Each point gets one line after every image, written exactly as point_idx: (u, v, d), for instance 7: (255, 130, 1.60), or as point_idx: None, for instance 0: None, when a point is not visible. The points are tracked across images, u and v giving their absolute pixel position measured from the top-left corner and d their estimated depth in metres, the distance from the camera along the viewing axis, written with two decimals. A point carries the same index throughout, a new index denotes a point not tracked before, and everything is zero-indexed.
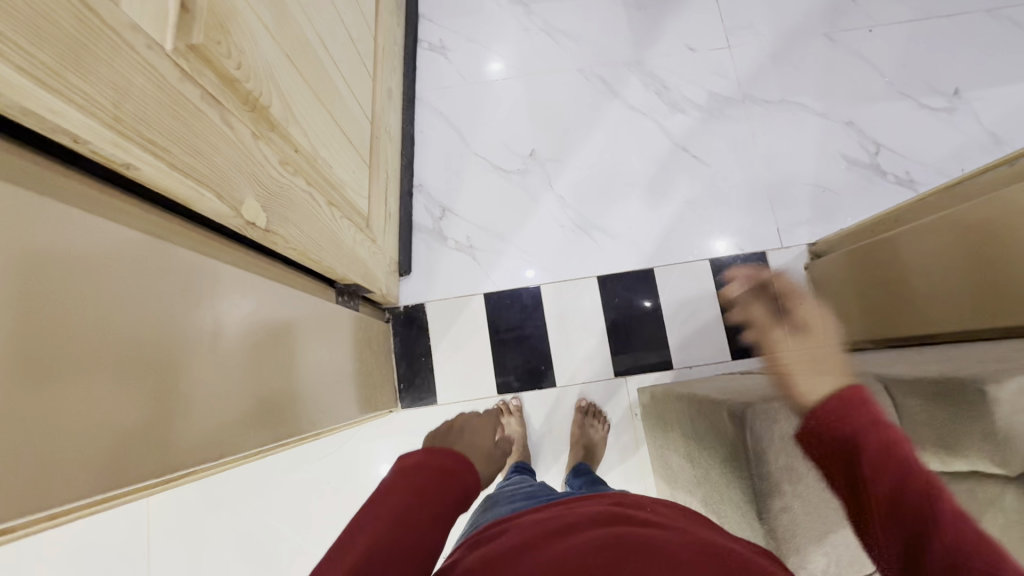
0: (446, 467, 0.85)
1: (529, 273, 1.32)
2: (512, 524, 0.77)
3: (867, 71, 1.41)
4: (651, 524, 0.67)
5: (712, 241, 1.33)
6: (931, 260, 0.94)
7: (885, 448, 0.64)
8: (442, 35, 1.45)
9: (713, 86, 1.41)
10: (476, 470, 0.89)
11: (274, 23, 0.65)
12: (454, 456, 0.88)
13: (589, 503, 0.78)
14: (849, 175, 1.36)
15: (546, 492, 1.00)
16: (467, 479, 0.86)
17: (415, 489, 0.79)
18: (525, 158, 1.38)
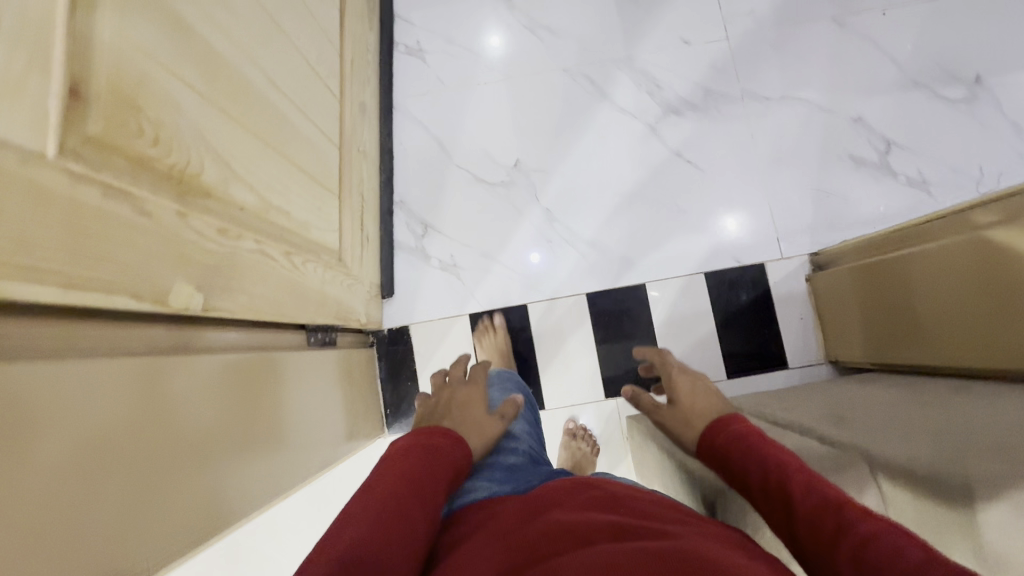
0: (436, 446, 0.83)
1: (534, 257, 1.28)
2: (489, 507, 0.76)
3: (879, 59, 1.30)
4: (617, 513, 0.66)
5: (723, 220, 1.27)
6: (938, 289, 0.88)
7: (744, 450, 0.74)
8: (419, 37, 1.37)
9: (710, 82, 1.32)
10: (466, 449, 0.87)
11: (203, 77, 0.60)
12: (443, 434, 0.87)
13: (571, 494, 0.72)
14: (855, 177, 1.27)
15: (528, 469, 0.91)
16: (458, 456, 0.84)
17: (405, 475, 0.74)
18: (509, 168, 1.31)
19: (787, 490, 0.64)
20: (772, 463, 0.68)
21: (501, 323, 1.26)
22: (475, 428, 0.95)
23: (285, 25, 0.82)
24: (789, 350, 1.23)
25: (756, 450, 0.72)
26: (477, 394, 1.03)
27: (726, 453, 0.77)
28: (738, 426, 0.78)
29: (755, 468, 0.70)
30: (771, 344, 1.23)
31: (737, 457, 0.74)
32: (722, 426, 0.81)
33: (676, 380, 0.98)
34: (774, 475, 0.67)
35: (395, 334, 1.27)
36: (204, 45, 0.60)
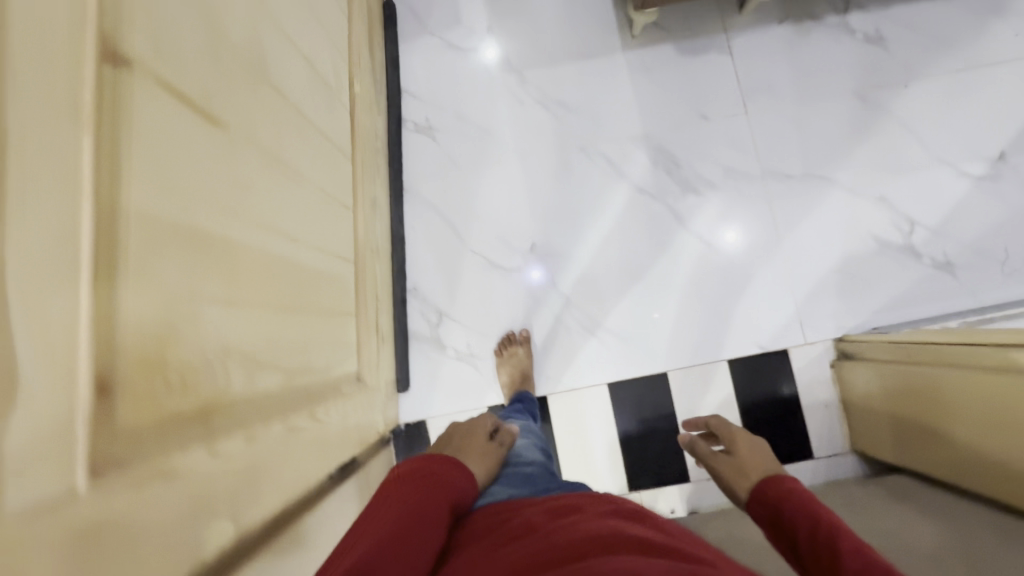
0: (438, 475, 0.80)
1: (535, 274, 1.27)
2: (506, 510, 0.76)
3: (901, 136, 1.28)
4: (639, 524, 0.66)
5: (723, 233, 1.27)
6: (970, 417, 0.86)
7: (793, 505, 0.75)
8: (428, 114, 1.32)
9: (730, 159, 1.28)
10: (469, 476, 0.84)
11: (227, 279, 0.56)
12: (445, 462, 0.83)
13: (590, 506, 0.71)
14: (879, 259, 1.25)
15: (546, 477, 0.91)
16: (462, 486, 0.81)
17: (404, 501, 0.72)
18: (525, 252, 1.28)
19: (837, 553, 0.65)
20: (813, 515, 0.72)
21: (523, 335, 1.24)
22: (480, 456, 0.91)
23: (302, 164, 0.78)
24: (814, 439, 1.22)
25: (809, 507, 0.73)
26: (479, 423, 0.98)
27: (775, 505, 0.78)
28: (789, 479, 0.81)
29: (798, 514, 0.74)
30: (797, 433, 1.21)
31: (786, 510, 0.76)
32: (774, 483, 0.81)
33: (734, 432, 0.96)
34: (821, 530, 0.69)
35: (411, 430, 1.23)
36: (225, 244, 0.56)
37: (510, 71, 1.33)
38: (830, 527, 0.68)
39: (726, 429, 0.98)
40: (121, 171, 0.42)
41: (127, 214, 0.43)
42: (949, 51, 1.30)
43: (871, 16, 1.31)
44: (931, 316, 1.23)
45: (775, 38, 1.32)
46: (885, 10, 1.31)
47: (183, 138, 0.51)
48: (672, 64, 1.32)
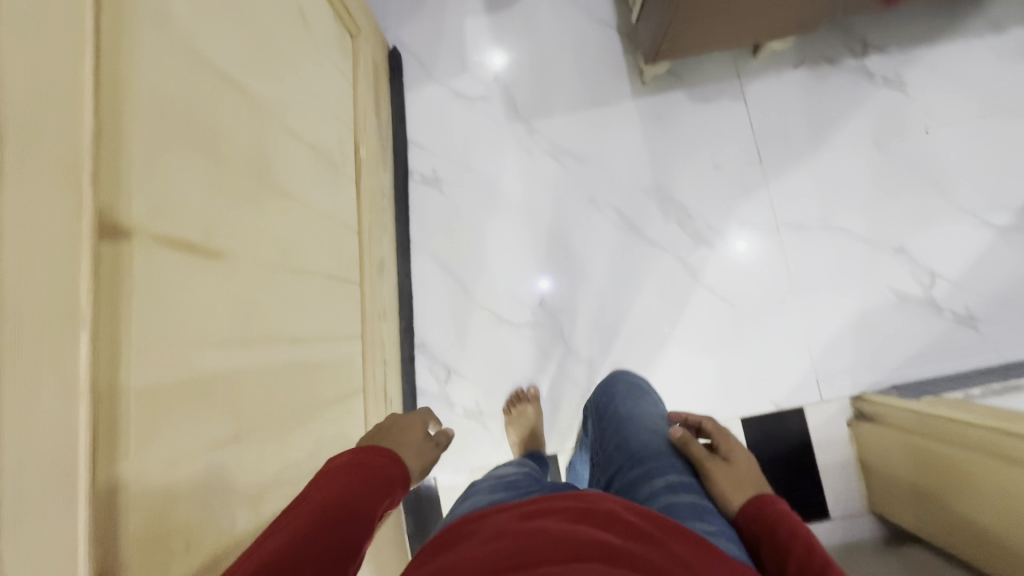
0: (372, 467, 0.66)
1: (543, 284, 1.26)
2: (474, 520, 0.64)
3: (921, 186, 1.24)
4: (610, 531, 0.57)
5: (732, 242, 1.25)
6: (990, 509, 0.84)
7: (787, 531, 0.68)
8: (435, 165, 1.31)
9: (743, 211, 1.26)
10: (403, 468, 0.71)
11: (231, 415, 0.55)
12: (379, 452, 0.70)
13: (556, 513, 0.60)
14: (899, 314, 1.21)
15: (529, 482, 0.81)
16: (394, 478, 0.68)
17: (323, 492, 0.59)
18: (534, 307, 1.26)
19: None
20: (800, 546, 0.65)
21: (532, 393, 1.21)
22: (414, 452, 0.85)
23: (306, 257, 0.77)
24: (830, 499, 1.19)
25: (800, 536, 0.66)
26: (415, 420, 0.91)
27: (765, 529, 0.70)
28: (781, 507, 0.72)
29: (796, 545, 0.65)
30: (812, 494, 1.19)
31: (778, 535, 0.68)
32: (772, 510, 0.72)
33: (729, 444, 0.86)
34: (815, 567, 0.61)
35: (419, 491, 1.22)
36: (229, 377, 0.56)
37: (518, 120, 1.31)
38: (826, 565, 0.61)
39: (720, 434, 0.89)
40: (121, 351, 0.42)
41: (127, 395, 0.42)
42: (974, 97, 1.25)
43: (892, 60, 1.27)
44: (953, 374, 1.19)
45: (791, 83, 1.28)
46: (906, 54, 1.27)
47: (185, 290, 0.50)
48: (684, 113, 1.29)
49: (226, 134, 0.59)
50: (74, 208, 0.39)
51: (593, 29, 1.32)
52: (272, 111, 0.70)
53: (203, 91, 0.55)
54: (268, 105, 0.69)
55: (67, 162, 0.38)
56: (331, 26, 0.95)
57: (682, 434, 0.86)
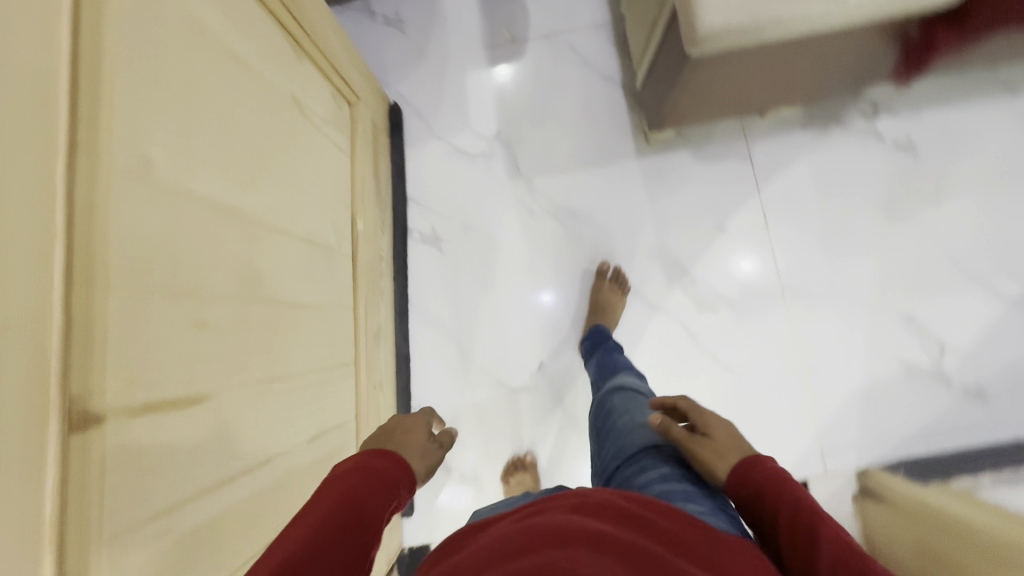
0: (373, 470, 0.63)
1: (545, 298, 1.26)
2: (475, 527, 0.63)
3: (931, 253, 1.21)
4: (609, 520, 0.56)
5: (737, 260, 1.24)
6: None
7: (775, 490, 0.66)
8: (434, 223, 1.29)
9: (747, 275, 1.23)
10: (409, 467, 0.67)
11: (212, 566, 0.53)
12: (380, 456, 0.66)
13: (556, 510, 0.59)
14: (906, 386, 1.18)
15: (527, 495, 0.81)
16: (399, 480, 0.65)
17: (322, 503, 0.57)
18: (533, 371, 1.24)
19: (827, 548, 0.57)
20: (787, 507, 0.63)
21: (529, 461, 1.20)
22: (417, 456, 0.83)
23: (297, 364, 0.75)
24: None
25: (786, 492, 0.65)
26: (418, 420, 0.88)
27: (754, 490, 0.68)
28: (767, 468, 0.70)
29: (785, 510, 0.63)
30: None
31: (766, 496, 0.67)
32: (756, 468, 0.70)
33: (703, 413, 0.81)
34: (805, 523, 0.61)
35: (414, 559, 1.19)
36: (212, 523, 0.54)
37: (518, 178, 1.29)
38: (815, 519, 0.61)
39: (697, 411, 0.82)
40: (91, 552, 0.39)
41: None
42: (986, 162, 1.22)
43: (902, 122, 1.24)
44: (962, 450, 1.16)
45: (797, 144, 1.26)
46: (916, 117, 1.24)
47: (166, 455, 0.48)
48: (687, 173, 1.27)
49: (215, 266, 0.57)
50: (38, 423, 0.37)
51: (596, 85, 1.30)
52: (265, 227, 0.68)
53: (192, 239, 0.53)
54: (262, 223, 0.67)
55: (31, 379, 0.36)
56: (331, 108, 0.93)
57: (663, 420, 0.80)
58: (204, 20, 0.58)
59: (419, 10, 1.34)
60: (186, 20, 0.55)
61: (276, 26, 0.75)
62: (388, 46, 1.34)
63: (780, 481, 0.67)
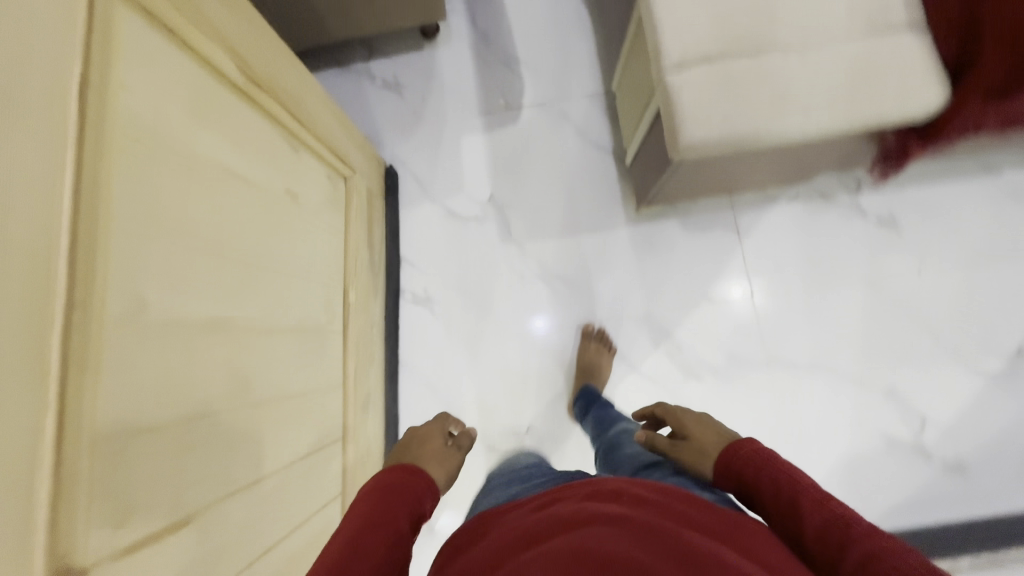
0: (396, 480, 0.79)
1: (539, 323, 1.29)
2: (483, 519, 0.66)
3: (912, 327, 1.24)
4: (624, 501, 0.58)
5: (728, 286, 1.28)
6: None
7: (757, 465, 0.71)
8: (427, 285, 1.31)
9: (733, 345, 1.26)
10: (428, 481, 0.83)
11: None
12: (401, 468, 0.82)
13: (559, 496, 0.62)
14: (888, 459, 1.20)
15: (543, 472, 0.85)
16: (422, 487, 0.80)
17: (362, 508, 0.72)
18: (520, 435, 1.25)
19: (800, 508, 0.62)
20: (768, 480, 0.68)
21: None
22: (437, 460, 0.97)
23: (283, 456, 0.76)
24: None
25: (768, 466, 0.69)
26: (433, 428, 1.04)
27: (739, 469, 0.72)
28: (749, 447, 0.74)
29: (769, 487, 0.68)
30: None
31: (750, 472, 0.71)
32: (738, 448, 0.74)
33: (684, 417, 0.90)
34: (786, 489, 0.65)
35: None
36: None
37: (511, 242, 1.32)
38: (794, 484, 0.65)
39: (673, 415, 0.94)
40: None
41: None
42: (967, 240, 1.25)
43: (885, 198, 1.28)
44: (944, 527, 1.17)
45: (784, 216, 1.29)
46: (898, 194, 1.28)
47: None
48: (677, 242, 1.30)
49: (209, 386, 0.59)
50: None
51: (588, 153, 1.33)
52: (254, 332, 0.69)
53: (184, 367, 0.56)
54: (256, 329, 0.70)
55: (19, 552, 0.37)
56: (325, 190, 0.96)
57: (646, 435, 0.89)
58: (199, 146, 0.60)
59: (418, 75, 1.39)
60: (182, 152, 0.57)
61: (272, 127, 0.77)
62: (387, 110, 1.38)
63: (762, 457, 0.71)
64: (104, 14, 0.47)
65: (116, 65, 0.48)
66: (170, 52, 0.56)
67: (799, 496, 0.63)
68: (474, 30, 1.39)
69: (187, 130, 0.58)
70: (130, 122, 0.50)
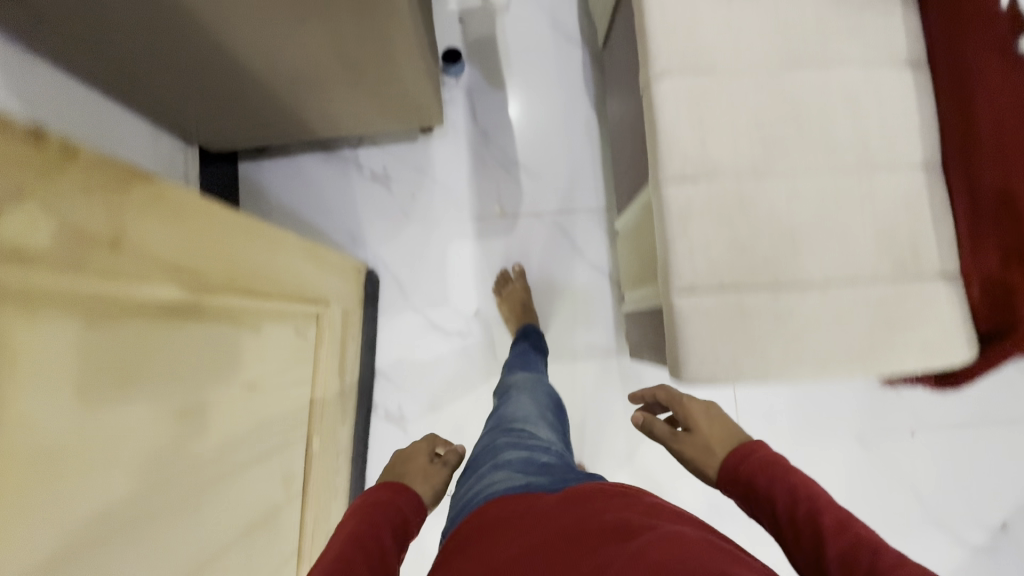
0: (377, 500, 0.72)
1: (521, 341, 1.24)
2: (507, 513, 0.62)
3: (899, 490, 1.20)
4: (686, 525, 0.56)
5: None
6: None
7: (768, 475, 0.71)
8: (401, 401, 1.24)
9: (714, 494, 1.21)
10: (416, 500, 0.76)
11: None
12: (390, 487, 0.75)
13: (592, 517, 0.57)
14: None
15: (565, 468, 0.76)
16: (410, 506, 0.73)
17: (342, 529, 0.66)
18: None
19: (822, 528, 0.60)
20: (786, 499, 0.67)
21: None
22: (422, 476, 0.83)
23: None
24: None
25: (782, 477, 0.70)
26: (419, 447, 0.89)
27: (747, 479, 0.73)
28: (762, 452, 0.75)
29: (783, 496, 0.68)
30: None
31: (760, 483, 0.72)
32: (746, 452, 0.76)
33: (694, 418, 0.85)
34: (800, 501, 0.66)
35: None
36: None
37: (495, 362, 1.24)
38: (814, 502, 0.64)
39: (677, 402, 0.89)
40: None
41: None
42: (964, 404, 1.21)
43: None
44: None
45: None
46: None
47: None
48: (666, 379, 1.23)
49: None
50: None
51: (585, 274, 1.26)
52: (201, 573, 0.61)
53: None
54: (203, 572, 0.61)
55: None
56: (290, 345, 0.86)
57: (645, 417, 0.91)
58: (133, 411, 0.51)
59: (408, 169, 1.29)
60: (115, 439, 0.49)
61: (227, 319, 0.68)
62: (373, 204, 1.28)
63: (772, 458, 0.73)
64: (9, 342, 0.39)
65: (18, 400, 0.39)
66: (99, 328, 0.47)
67: (820, 515, 0.62)
68: (473, 126, 1.30)
69: (117, 405, 0.49)
70: (43, 456, 0.41)
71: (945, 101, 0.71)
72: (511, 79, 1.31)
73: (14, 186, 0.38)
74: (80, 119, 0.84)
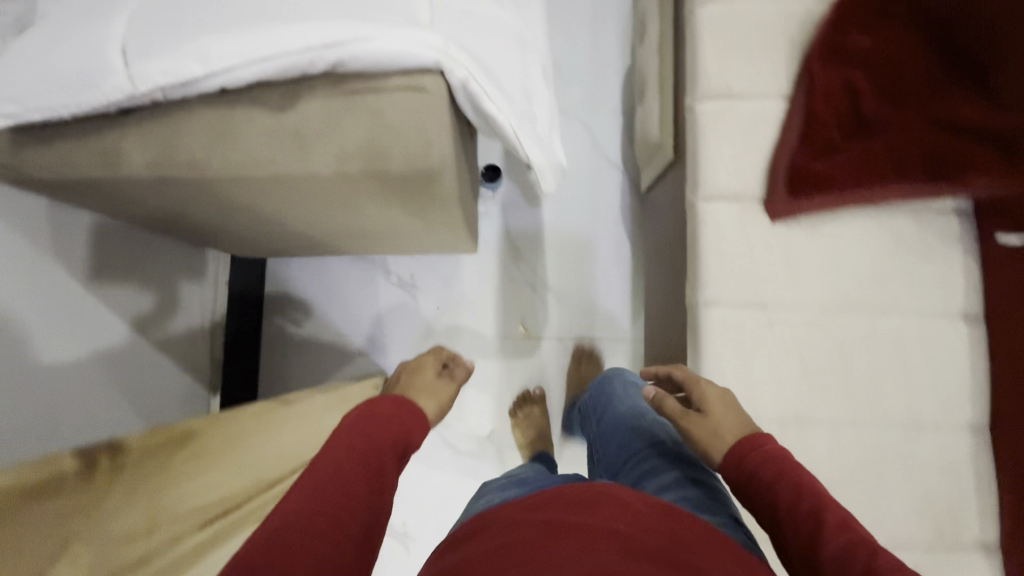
0: (378, 418, 0.60)
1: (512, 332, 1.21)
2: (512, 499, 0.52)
3: None
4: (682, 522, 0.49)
5: None
6: None
7: (776, 476, 0.54)
8: (407, 517, 1.23)
9: None
10: (416, 413, 0.65)
11: None
12: (391, 404, 0.63)
13: (602, 507, 0.48)
14: None
15: (544, 477, 0.71)
16: (408, 425, 0.63)
17: (336, 444, 0.55)
18: None
19: (819, 516, 0.48)
20: (771, 475, 0.54)
21: None
22: (428, 392, 0.78)
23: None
24: None
25: (788, 479, 0.53)
26: (425, 360, 0.84)
27: (765, 505, 0.53)
28: (769, 447, 0.56)
29: (787, 494, 0.52)
30: None
31: (763, 481, 0.54)
32: (756, 446, 0.57)
33: (702, 383, 0.66)
34: (814, 508, 0.49)
35: None
36: None
37: None
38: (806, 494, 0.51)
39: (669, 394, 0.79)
40: None
41: None
42: None
43: None
44: None
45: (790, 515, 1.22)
46: None
47: None
48: None
49: None
50: None
51: None
52: None
53: None
54: None
55: None
56: None
57: (656, 393, 0.69)
58: None
59: (435, 283, 1.27)
60: None
61: (244, 524, 0.63)
62: (397, 316, 1.25)
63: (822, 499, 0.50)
64: None
65: None
66: None
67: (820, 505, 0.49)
68: (505, 243, 1.29)
69: None
70: None
71: (997, 365, 0.70)
72: (547, 199, 1.30)
73: (36, 570, 0.37)
74: (115, 285, 0.85)
